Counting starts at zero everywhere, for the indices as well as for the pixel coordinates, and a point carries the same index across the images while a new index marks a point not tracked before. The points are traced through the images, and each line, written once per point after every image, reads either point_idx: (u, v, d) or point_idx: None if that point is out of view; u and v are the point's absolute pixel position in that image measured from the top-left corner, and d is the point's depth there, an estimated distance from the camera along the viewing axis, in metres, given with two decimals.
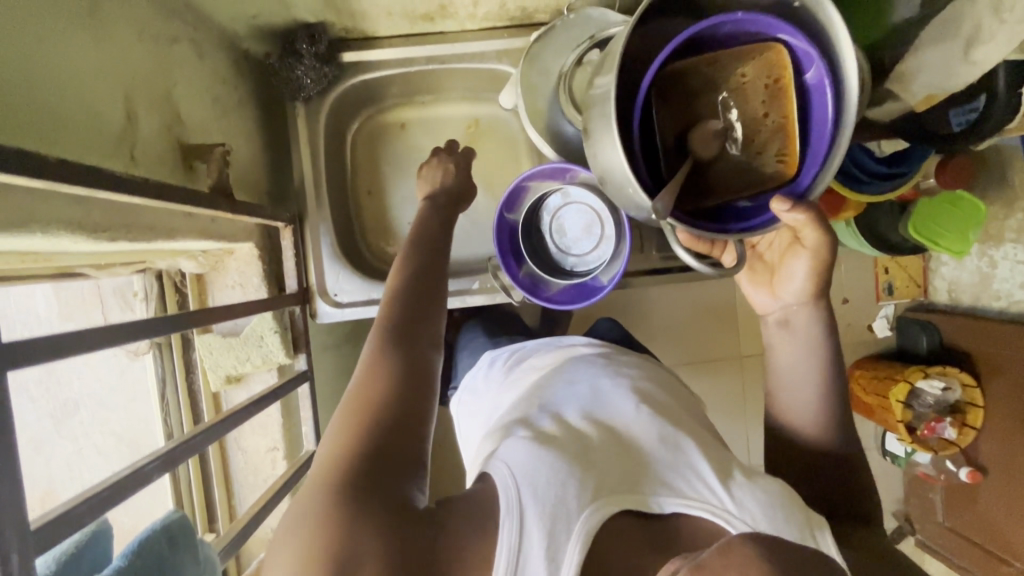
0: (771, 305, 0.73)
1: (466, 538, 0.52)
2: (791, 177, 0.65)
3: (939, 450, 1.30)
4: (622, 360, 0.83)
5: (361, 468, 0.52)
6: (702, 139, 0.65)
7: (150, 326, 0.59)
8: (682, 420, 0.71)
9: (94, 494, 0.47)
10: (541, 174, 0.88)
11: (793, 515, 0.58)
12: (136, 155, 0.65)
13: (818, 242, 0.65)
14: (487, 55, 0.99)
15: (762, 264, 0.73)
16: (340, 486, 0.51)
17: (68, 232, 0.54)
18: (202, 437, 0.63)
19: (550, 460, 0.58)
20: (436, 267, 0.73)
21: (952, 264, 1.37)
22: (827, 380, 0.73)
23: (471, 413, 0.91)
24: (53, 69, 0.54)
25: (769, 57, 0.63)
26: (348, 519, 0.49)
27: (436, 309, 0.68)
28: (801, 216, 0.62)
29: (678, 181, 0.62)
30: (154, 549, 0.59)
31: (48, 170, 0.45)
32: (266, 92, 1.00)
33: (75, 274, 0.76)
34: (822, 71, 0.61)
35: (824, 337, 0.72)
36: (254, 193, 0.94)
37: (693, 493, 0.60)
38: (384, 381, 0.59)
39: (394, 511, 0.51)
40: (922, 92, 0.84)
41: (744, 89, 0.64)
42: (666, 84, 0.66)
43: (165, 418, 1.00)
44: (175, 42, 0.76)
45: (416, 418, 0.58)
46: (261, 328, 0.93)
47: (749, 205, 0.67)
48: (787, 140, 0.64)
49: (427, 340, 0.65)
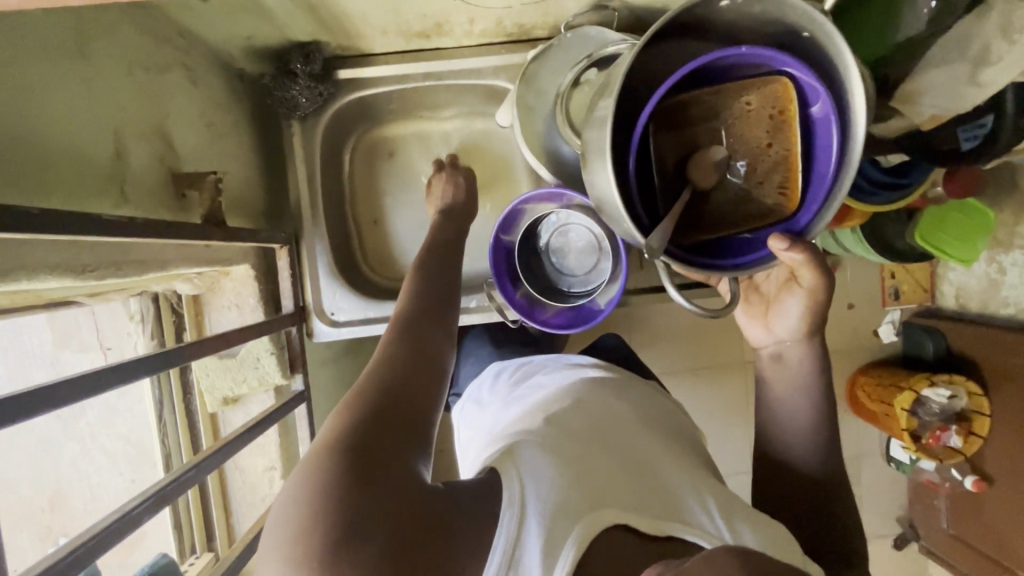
0: (764, 339, 0.72)
1: (468, 527, 0.50)
2: (791, 213, 0.63)
3: (944, 459, 1.28)
4: (628, 385, 0.81)
5: (370, 434, 0.49)
6: (702, 170, 0.64)
7: (143, 365, 0.59)
8: (680, 453, 0.70)
9: (82, 544, 0.47)
10: (538, 198, 0.87)
11: (789, 555, 0.58)
12: (127, 190, 0.65)
13: (814, 284, 0.65)
14: (484, 71, 0.98)
15: (759, 296, 0.72)
16: (348, 450, 0.47)
17: (51, 274, 0.54)
18: (196, 471, 0.63)
19: (553, 463, 0.58)
20: (450, 268, 0.74)
21: (960, 270, 1.34)
22: (823, 409, 0.72)
23: (470, 424, 0.91)
24: (39, 111, 0.53)
25: (774, 88, 0.62)
26: (351, 483, 0.46)
27: (451, 305, 0.68)
28: (798, 256, 0.61)
29: (675, 216, 0.60)
30: None
31: (30, 219, 0.45)
32: (262, 112, 1.00)
33: (70, 303, 0.76)
34: (829, 106, 0.59)
35: (816, 377, 0.71)
36: (250, 215, 0.94)
37: (695, 521, 0.59)
38: (400, 359, 0.57)
39: (399, 482, 0.48)
40: (927, 111, 0.84)
41: (748, 118, 0.63)
42: (668, 113, 0.64)
43: (165, 439, 1.00)
44: (167, 70, 0.75)
45: (428, 397, 0.55)
46: (257, 350, 0.93)
47: (748, 239, 0.66)
48: (789, 174, 0.63)
49: (443, 330, 0.64)
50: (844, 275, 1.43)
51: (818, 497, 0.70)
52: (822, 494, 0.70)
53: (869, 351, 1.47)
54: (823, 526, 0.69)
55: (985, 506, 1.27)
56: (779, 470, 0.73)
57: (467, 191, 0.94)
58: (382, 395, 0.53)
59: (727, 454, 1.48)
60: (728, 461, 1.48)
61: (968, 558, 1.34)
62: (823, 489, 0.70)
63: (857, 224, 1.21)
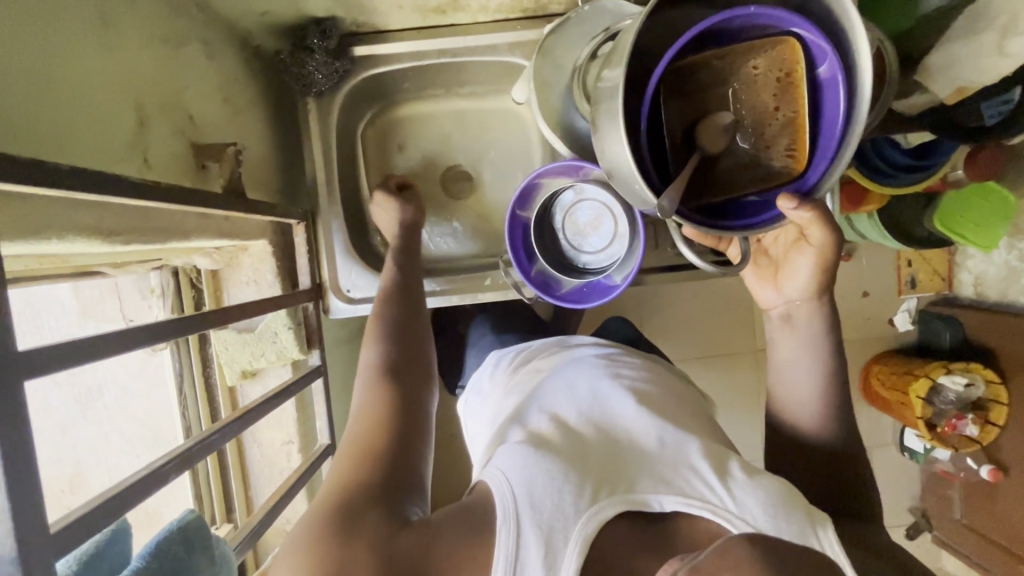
0: (775, 300, 0.72)
1: (465, 542, 0.54)
2: (799, 173, 0.63)
3: (960, 448, 1.26)
4: (627, 361, 0.81)
5: (352, 496, 0.56)
6: (710, 135, 0.63)
7: (183, 326, 0.60)
8: (687, 423, 0.70)
9: (113, 496, 0.48)
10: (553, 171, 0.87)
11: (794, 514, 0.55)
12: (149, 158, 0.66)
13: (824, 240, 0.65)
14: (500, 48, 0.98)
15: (767, 258, 0.73)
16: (335, 510, 0.55)
17: (79, 236, 0.55)
18: (219, 435, 0.64)
19: (546, 465, 0.59)
20: (417, 314, 0.80)
21: (979, 257, 1.32)
22: (831, 377, 0.71)
23: (476, 419, 0.92)
24: (65, 76, 0.54)
25: (781, 50, 0.60)
26: (340, 539, 0.52)
27: (420, 350, 0.75)
28: (807, 214, 0.61)
29: (686, 177, 0.61)
30: (170, 553, 0.57)
31: (61, 177, 0.45)
32: (278, 88, 1.00)
33: (93, 272, 0.80)
34: (835, 65, 0.58)
35: (825, 335, 0.71)
36: (267, 191, 0.94)
37: (694, 491, 0.58)
38: (374, 418, 0.65)
39: (386, 527, 0.54)
40: (952, 83, 0.81)
41: (756, 82, 0.62)
42: (676, 78, 0.63)
43: (184, 412, 1.02)
44: (185, 42, 0.76)
45: (404, 448, 0.62)
46: (275, 324, 0.94)
47: (756, 201, 0.65)
48: (796, 135, 0.62)
49: (415, 378, 0.71)
50: (860, 259, 1.41)
51: (831, 468, 0.69)
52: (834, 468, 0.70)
53: (884, 337, 1.45)
54: (835, 495, 0.69)
55: (1000, 493, 1.26)
56: (791, 443, 0.72)
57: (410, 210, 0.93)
58: (361, 456, 0.61)
59: (740, 438, 1.47)
60: (740, 445, 1.48)
61: (980, 546, 1.32)
62: (834, 463, 0.69)
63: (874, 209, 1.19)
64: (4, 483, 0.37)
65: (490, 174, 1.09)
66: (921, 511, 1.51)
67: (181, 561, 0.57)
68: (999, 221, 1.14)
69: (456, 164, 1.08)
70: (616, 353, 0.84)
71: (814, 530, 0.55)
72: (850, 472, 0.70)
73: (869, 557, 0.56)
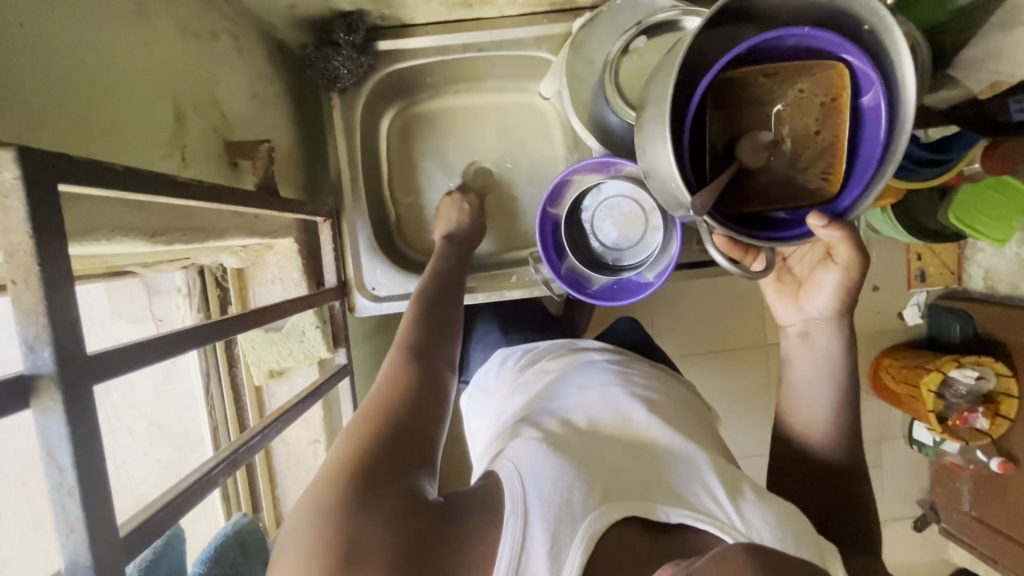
0: (793, 317, 0.70)
1: (475, 533, 0.52)
2: (832, 196, 0.61)
3: (970, 441, 1.27)
4: (637, 368, 0.81)
5: (370, 463, 0.52)
6: (750, 149, 0.61)
7: (232, 327, 0.60)
8: (698, 436, 0.69)
9: (167, 503, 0.47)
10: (585, 168, 0.86)
11: (804, 539, 0.56)
12: (187, 155, 0.65)
13: (850, 260, 0.62)
14: (525, 42, 0.96)
15: (792, 277, 0.71)
16: (355, 476, 0.51)
17: (126, 236, 0.54)
18: (260, 437, 0.64)
19: (557, 462, 0.58)
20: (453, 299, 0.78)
21: (990, 251, 1.32)
22: (842, 394, 0.69)
23: (480, 416, 0.91)
24: (108, 72, 0.53)
25: (829, 74, 0.59)
26: (356, 508, 0.49)
27: (450, 339, 0.71)
28: (836, 233, 0.59)
29: (721, 183, 0.58)
30: (228, 561, 0.61)
31: (119, 176, 0.44)
32: (301, 83, 0.99)
33: (123, 271, 0.80)
34: (880, 95, 0.57)
35: (842, 356, 0.69)
36: (293, 188, 0.93)
37: (702, 506, 0.58)
38: (401, 393, 0.60)
39: (405, 502, 0.51)
40: (987, 78, 0.80)
41: (800, 104, 0.60)
42: (720, 90, 0.60)
43: (212, 413, 1.01)
44: (216, 36, 0.75)
45: (428, 420, 0.59)
46: (303, 323, 0.93)
47: (785, 219, 0.63)
48: (834, 160, 0.60)
49: (444, 363, 0.67)
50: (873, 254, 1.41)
51: (831, 478, 0.69)
52: (837, 476, 0.69)
53: (895, 332, 1.45)
54: (833, 499, 0.68)
55: (1011, 487, 1.26)
56: (788, 448, 0.72)
57: (477, 216, 0.98)
58: (382, 426, 0.56)
59: (756, 433, 1.48)
60: (757, 441, 1.48)
61: (988, 537, 1.33)
62: (842, 475, 0.69)
63: (888, 202, 1.16)
64: (78, 491, 0.36)
65: (512, 171, 1.08)
66: (929, 503, 1.51)
67: (239, 564, 0.62)
68: (1013, 216, 1.12)
69: (478, 160, 1.07)
70: (624, 360, 0.84)
71: (822, 558, 0.56)
72: (855, 482, 0.69)
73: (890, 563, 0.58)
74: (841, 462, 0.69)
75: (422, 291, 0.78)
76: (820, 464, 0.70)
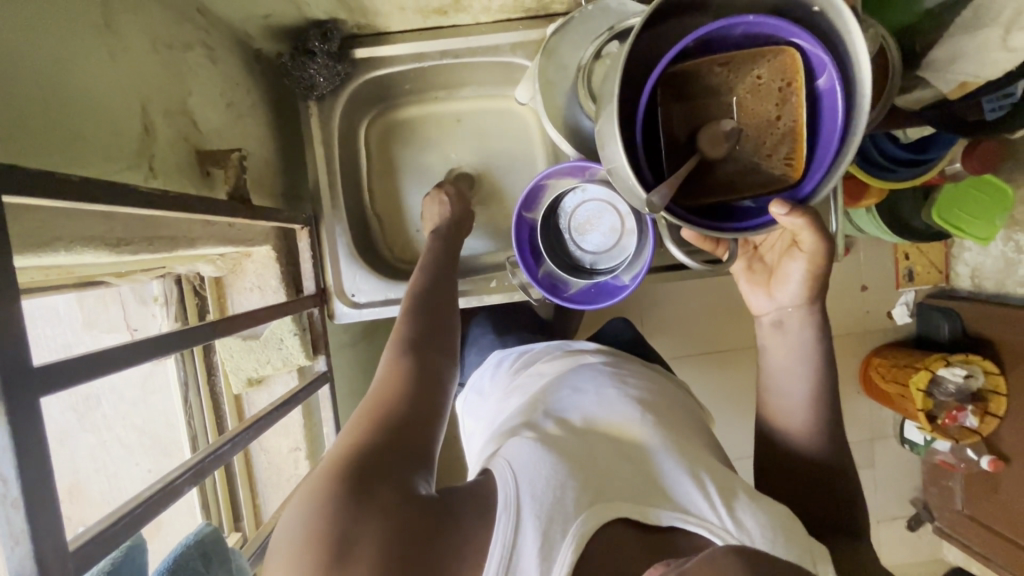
0: (766, 306, 0.70)
1: (465, 528, 0.52)
2: (794, 182, 0.61)
3: (959, 439, 1.27)
4: (630, 369, 0.81)
5: (364, 458, 0.52)
6: (710, 141, 0.62)
7: (191, 335, 0.59)
8: (682, 432, 0.69)
9: (128, 512, 0.47)
10: (559, 172, 0.86)
11: (793, 538, 0.56)
12: (155, 165, 0.65)
13: (816, 247, 0.62)
14: (502, 48, 0.97)
15: (762, 265, 0.71)
16: (347, 466, 0.51)
17: (88, 246, 0.54)
18: (231, 445, 0.64)
19: (553, 460, 0.58)
20: (450, 290, 0.76)
21: (976, 250, 1.32)
22: (820, 390, 0.69)
23: (476, 419, 0.91)
24: (68, 81, 0.53)
25: (782, 59, 0.59)
26: (347, 505, 0.48)
27: (449, 332, 0.70)
28: (800, 221, 0.59)
29: (680, 175, 0.59)
30: (188, 568, 0.55)
31: (71, 186, 0.44)
32: (278, 91, 0.99)
33: (96, 281, 0.80)
34: (834, 78, 0.57)
35: (816, 343, 0.69)
36: (270, 196, 0.94)
37: (693, 508, 0.57)
38: (397, 383, 0.60)
39: (399, 497, 0.50)
40: (956, 79, 0.80)
41: (758, 91, 0.61)
42: (676, 84, 0.62)
43: (190, 423, 1.01)
44: (188, 47, 0.75)
45: (425, 413, 0.58)
46: (281, 331, 0.93)
47: (752, 206, 0.64)
48: (796, 144, 0.60)
49: (442, 354, 0.66)
50: (857, 254, 1.42)
51: (812, 474, 0.69)
52: (819, 474, 0.69)
53: (882, 332, 1.45)
54: (813, 498, 0.68)
55: (1001, 486, 1.26)
56: (772, 447, 0.72)
57: (461, 207, 0.96)
58: (378, 422, 0.56)
59: (743, 434, 1.47)
60: (743, 444, 1.48)
61: (981, 536, 1.32)
62: (826, 474, 0.68)
63: (872, 202, 1.16)
64: (22, 504, 0.36)
65: (492, 176, 1.08)
66: (922, 502, 1.51)
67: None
68: (997, 214, 1.14)
69: (457, 165, 1.07)
70: (617, 361, 0.83)
71: (812, 560, 0.56)
72: (839, 483, 0.68)
73: None
74: (824, 458, 0.69)
75: (418, 282, 0.77)
76: (804, 460, 0.69)
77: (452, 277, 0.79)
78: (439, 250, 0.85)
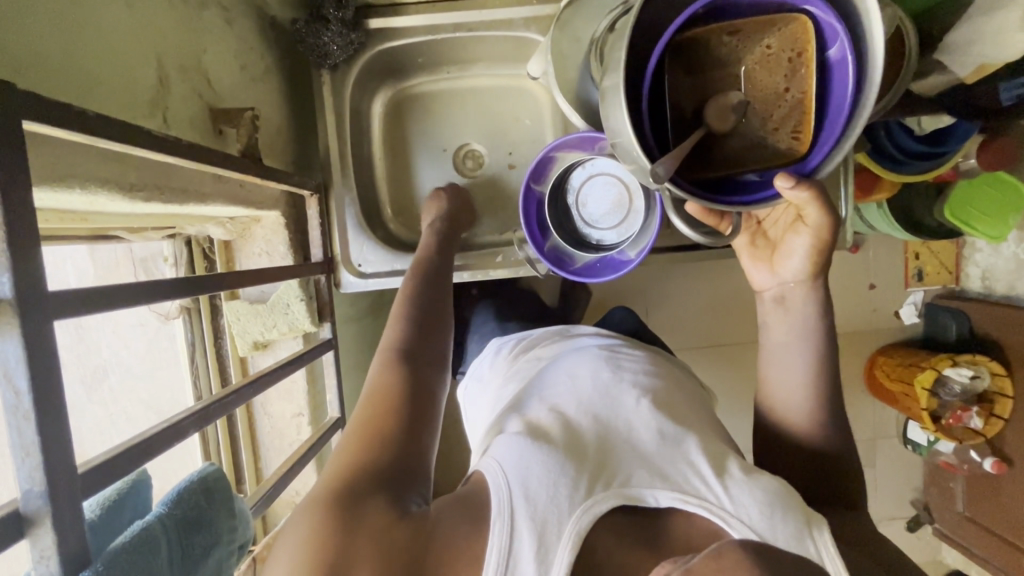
0: (768, 281, 0.70)
1: (456, 534, 0.53)
2: (801, 156, 0.60)
3: (965, 440, 1.25)
4: (628, 353, 0.78)
5: (350, 485, 0.53)
6: (716, 114, 0.61)
7: (199, 284, 0.60)
8: (680, 410, 0.68)
9: (135, 444, 0.48)
10: (569, 144, 0.87)
11: (792, 512, 0.55)
12: (168, 117, 0.67)
13: (819, 221, 0.62)
14: (516, 23, 0.97)
15: (765, 241, 0.70)
16: (336, 493, 0.53)
17: (102, 189, 0.55)
18: (236, 396, 0.65)
19: (544, 455, 0.57)
20: (440, 295, 0.76)
21: (988, 251, 1.31)
22: (820, 375, 0.69)
23: (476, 406, 0.90)
24: (86, 24, 0.54)
25: (793, 28, 0.59)
26: (339, 529, 0.50)
27: (439, 337, 0.71)
28: (804, 194, 0.59)
29: (685, 148, 0.59)
30: (190, 500, 0.56)
31: (83, 121, 0.44)
32: (292, 58, 1.00)
33: (110, 233, 0.82)
34: (845, 47, 0.56)
35: (818, 320, 0.69)
36: (280, 161, 0.95)
37: (692, 489, 0.57)
38: (384, 398, 0.61)
39: (391, 517, 0.52)
40: (974, 61, 0.78)
41: (768, 62, 0.60)
42: (682, 52, 0.62)
43: (196, 383, 1.03)
44: (205, 7, 0.76)
45: (407, 434, 0.59)
46: (287, 296, 0.94)
47: (756, 180, 0.63)
48: (804, 118, 0.60)
49: (433, 369, 0.67)
50: (867, 250, 1.41)
51: (810, 458, 0.69)
52: (819, 458, 0.69)
53: (890, 330, 1.44)
54: (811, 479, 0.68)
55: (1003, 487, 1.24)
56: (772, 430, 0.72)
57: (457, 205, 0.98)
58: (365, 447, 0.57)
59: (742, 424, 1.47)
60: (743, 433, 1.48)
61: (982, 540, 1.31)
62: (827, 461, 0.68)
63: (883, 197, 1.15)
64: (33, 416, 0.38)
65: (502, 152, 1.08)
66: (923, 503, 1.50)
67: (202, 509, 0.56)
68: (1009, 212, 1.11)
69: (467, 143, 1.08)
70: (617, 346, 0.81)
71: (810, 531, 0.54)
72: (837, 468, 0.68)
73: (867, 558, 0.56)
74: (824, 440, 0.69)
75: (410, 286, 0.77)
76: (804, 445, 0.69)
77: (442, 283, 0.79)
78: (443, 251, 0.85)
